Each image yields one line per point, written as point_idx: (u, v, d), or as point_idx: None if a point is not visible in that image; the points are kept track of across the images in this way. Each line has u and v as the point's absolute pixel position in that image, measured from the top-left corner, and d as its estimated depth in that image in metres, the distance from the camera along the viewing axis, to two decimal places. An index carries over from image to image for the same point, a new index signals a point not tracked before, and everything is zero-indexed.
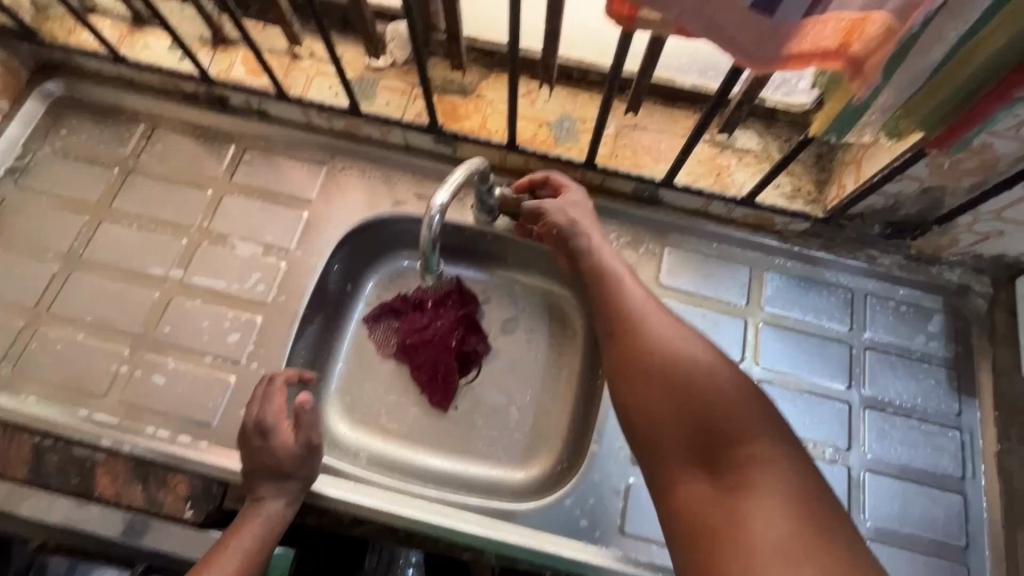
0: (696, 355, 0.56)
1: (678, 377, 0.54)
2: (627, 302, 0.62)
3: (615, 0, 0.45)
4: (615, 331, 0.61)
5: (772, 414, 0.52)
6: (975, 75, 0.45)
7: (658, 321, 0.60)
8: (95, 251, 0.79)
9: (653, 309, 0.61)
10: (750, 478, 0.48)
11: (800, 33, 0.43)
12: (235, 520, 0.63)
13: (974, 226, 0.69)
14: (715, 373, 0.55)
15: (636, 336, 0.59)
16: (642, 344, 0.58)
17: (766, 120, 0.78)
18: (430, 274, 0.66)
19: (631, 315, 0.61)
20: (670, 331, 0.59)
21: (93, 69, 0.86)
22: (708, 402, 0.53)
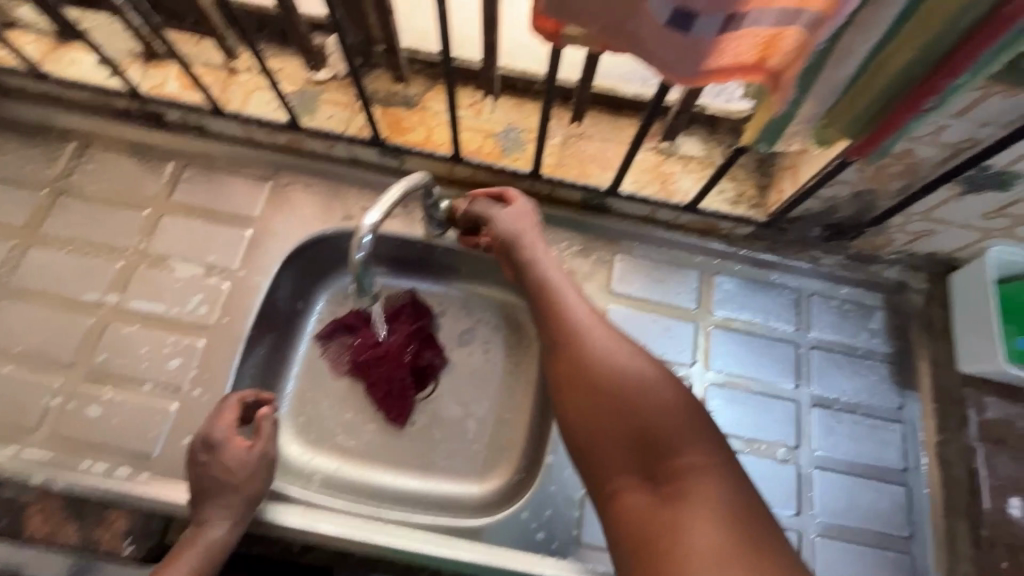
0: (630, 365, 0.56)
1: (617, 391, 0.55)
2: (567, 313, 0.61)
3: (537, 17, 0.45)
4: (555, 345, 0.60)
5: (701, 419, 0.54)
6: (887, 89, 0.46)
7: (597, 332, 0.59)
8: (24, 278, 0.75)
9: (592, 319, 0.61)
10: (685, 488, 0.50)
11: (717, 49, 0.43)
12: (172, 549, 0.60)
13: (906, 226, 0.71)
14: (649, 382, 0.55)
15: (576, 350, 0.58)
16: (582, 359, 0.58)
17: (708, 126, 0.79)
18: (365, 294, 0.64)
19: (571, 329, 0.60)
20: (609, 343, 0.58)
21: (17, 86, 0.82)
22: (646, 416, 0.53)
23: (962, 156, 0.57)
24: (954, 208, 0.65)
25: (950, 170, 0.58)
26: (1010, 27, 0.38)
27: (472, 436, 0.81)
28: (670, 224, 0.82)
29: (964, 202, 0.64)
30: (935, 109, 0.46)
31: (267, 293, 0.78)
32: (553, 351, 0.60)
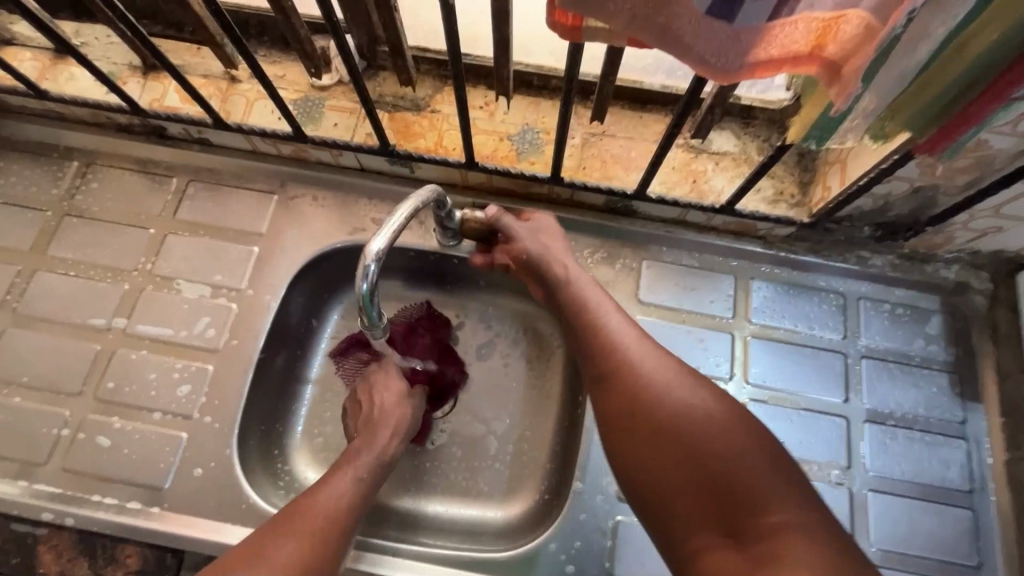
0: (694, 403, 0.52)
1: (681, 428, 0.50)
2: (616, 340, 0.58)
3: (556, 11, 0.39)
4: (606, 377, 0.57)
5: (785, 466, 0.47)
6: (967, 74, 0.40)
7: (652, 362, 0.56)
8: (31, 305, 0.73)
9: (646, 349, 0.57)
10: (780, 545, 0.42)
11: (765, 39, 0.37)
12: (286, 513, 0.57)
13: (971, 223, 0.64)
14: (717, 421, 0.50)
15: (629, 380, 0.55)
16: (637, 390, 0.54)
17: (742, 119, 0.72)
18: (377, 326, 0.59)
19: (622, 356, 0.57)
20: (666, 372, 0.55)
21: (18, 105, 0.80)
22: (715, 453, 0.48)
23: None
24: None
25: None
26: None
27: (494, 456, 0.77)
28: (702, 226, 0.76)
29: None
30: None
31: (278, 312, 0.74)
32: (605, 381, 0.57)
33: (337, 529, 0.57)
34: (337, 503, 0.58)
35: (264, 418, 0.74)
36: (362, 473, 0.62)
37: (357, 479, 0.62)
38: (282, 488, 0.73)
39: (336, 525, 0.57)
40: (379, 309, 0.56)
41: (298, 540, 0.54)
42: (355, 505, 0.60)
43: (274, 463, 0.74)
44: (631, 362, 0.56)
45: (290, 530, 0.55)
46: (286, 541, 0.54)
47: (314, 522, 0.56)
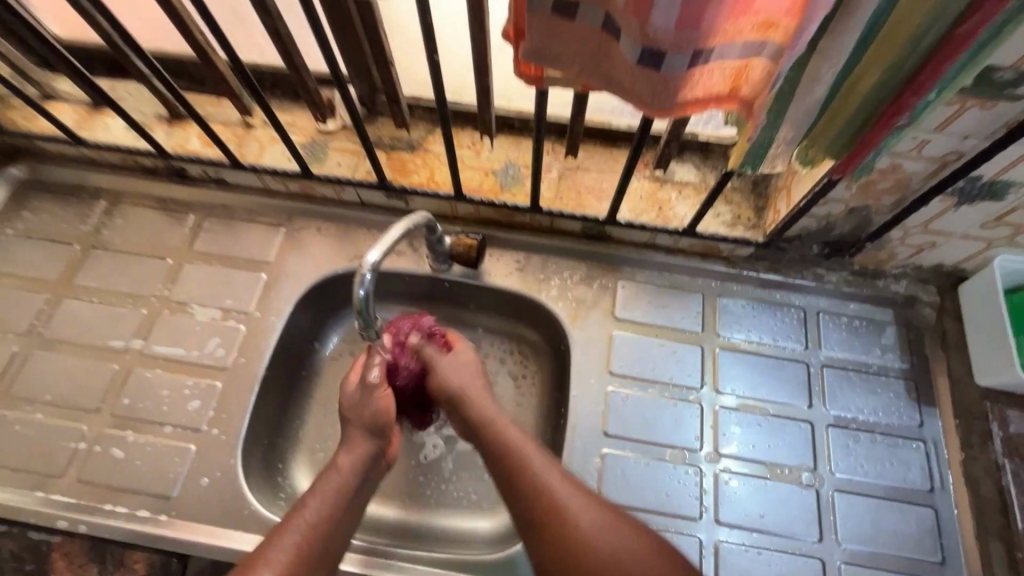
0: (625, 545, 0.59)
1: (617, 573, 0.57)
2: (548, 486, 0.61)
3: (521, 64, 0.48)
4: (542, 526, 0.60)
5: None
6: (862, 109, 0.48)
7: (586, 514, 0.60)
8: (55, 329, 0.79)
9: (579, 499, 0.61)
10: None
11: (691, 83, 0.45)
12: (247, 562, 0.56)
13: (907, 239, 0.71)
14: (646, 558, 0.58)
15: (566, 534, 0.59)
16: (574, 552, 0.58)
17: (701, 152, 0.81)
18: (370, 330, 0.64)
19: (556, 506, 0.60)
20: (598, 525, 0.60)
21: (54, 152, 0.89)
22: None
23: (949, 168, 0.58)
24: (952, 219, 0.66)
25: (938, 183, 0.59)
26: (969, 42, 0.40)
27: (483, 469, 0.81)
28: (670, 249, 0.84)
29: (960, 213, 0.64)
30: (910, 123, 0.48)
31: (282, 333, 0.81)
32: (541, 536, 0.60)
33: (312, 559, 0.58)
34: (309, 532, 0.59)
35: (266, 432, 0.79)
36: (334, 499, 0.61)
37: (331, 504, 0.61)
38: (282, 499, 0.76)
39: (313, 555, 0.58)
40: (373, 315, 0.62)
41: (275, 573, 0.55)
42: (331, 532, 0.60)
43: (275, 476, 0.78)
44: (562, 511, 0.60)
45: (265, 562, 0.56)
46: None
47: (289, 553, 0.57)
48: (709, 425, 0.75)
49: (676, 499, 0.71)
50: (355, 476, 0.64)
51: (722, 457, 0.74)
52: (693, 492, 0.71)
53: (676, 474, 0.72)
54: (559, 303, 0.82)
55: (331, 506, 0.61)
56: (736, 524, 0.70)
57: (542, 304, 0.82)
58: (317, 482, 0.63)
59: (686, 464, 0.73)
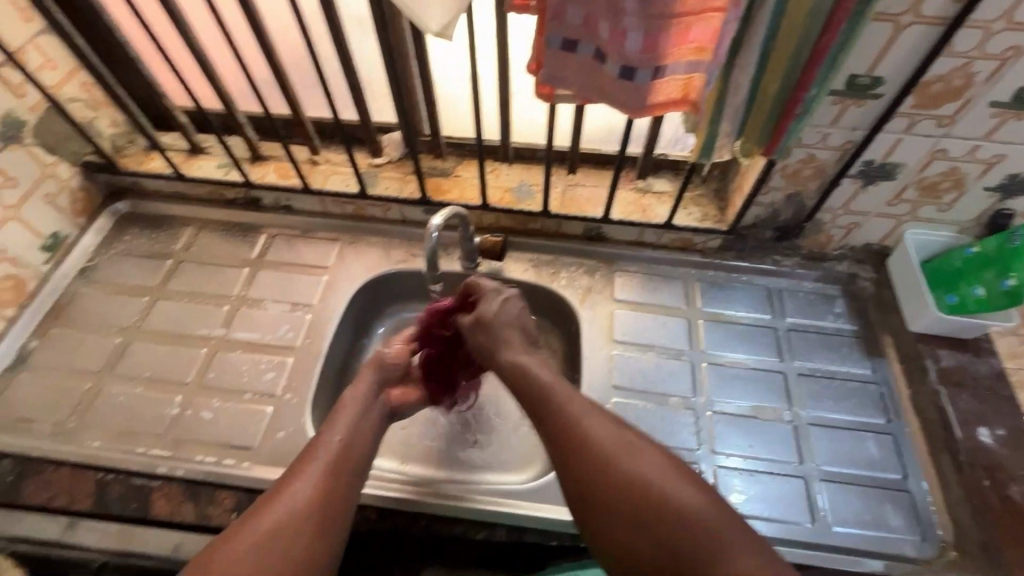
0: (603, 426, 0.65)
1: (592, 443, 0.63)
2: (563, 408, 0.67)
3: (539, 87, 0.71)
4: (561, 443, 0.64)
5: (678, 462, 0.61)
6: (772, 106, 0.70)
7: (599, 428, 0.64)
8: (151, 322, 0.96)
9: (591, 418, 0.66)
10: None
11: (654, 90, 0.67)
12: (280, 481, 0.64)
13: (837, 221, 0.92)
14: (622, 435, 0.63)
15: (582, 446, 0.63)
16: (589, 463, 0.61)
17: (673, 170, 1.03)
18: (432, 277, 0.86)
19: (571, 424, 0.65)
20: (609, 437, 0.63)
21: (154, 190, 1.10)
22: (658, 501, 0.57)
23: (849, 155, 0.80)
24: (865, 199, 0.87)
25: (844, 166, 0.81)
26: (826, 53, 0.64)
27: (511, 430, 0.95)
28: (655, 245, 1.03)
29: (869, 193, 0.85)
30: (805, 112, 0.70)
31: (340, 320, 0.97)
32: (562, 456, 0.64)
33: (343, 468, 0.66)
34: (335, 449, 0.67)
35: (326, 404, 0.93)
36: (349, 427, 0.71)
37: (348, 428, 0.71)
38: None
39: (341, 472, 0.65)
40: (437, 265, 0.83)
41: (310, 481, 0.63)
42: (355, 447, 0.69)
43: None
44: (575, 425, 0.65)
45: (300, 476, 0.63)
46: (300, 484, 0.62)
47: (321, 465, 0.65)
48: (700, 378, 0.90)
49: (677, 435, 0.85)
50: (362, 408, 0.74)
51: (713, 403, 0.88)
52: (690, 429, 0.85)
53: (675, 417, 0.86)
54: (568, 290, 1.00)
55: (347, 428, 0.71)
56: (729, 453, 0.83)
57: (555, 292, 1.00)
58: (331, 418, 0.73)
59: (684, 409, 0.87)
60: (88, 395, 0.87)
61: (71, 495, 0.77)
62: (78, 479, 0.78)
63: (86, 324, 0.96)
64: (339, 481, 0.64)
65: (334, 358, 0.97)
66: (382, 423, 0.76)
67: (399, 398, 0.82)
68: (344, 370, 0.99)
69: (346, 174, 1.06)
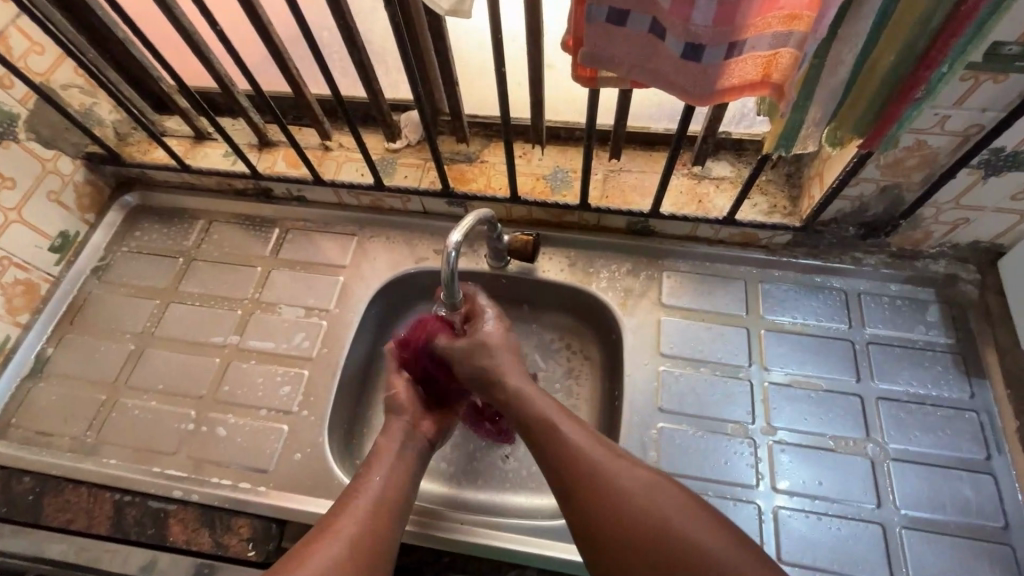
0: (610, 465, 0.60)
1: (599, 481, 0.59)
2: (565, 442, 0.63)
3: (577, 68, 0.57)
4: (567, 481, 0.61)
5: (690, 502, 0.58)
6: (881, 89, 0.55)
7: (616, 468, 0.60)
8: (165, 328, 0.91)
9: (601, 455, 0.61)
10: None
11: (727, 71, 0.53)
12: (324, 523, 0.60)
13: (940, 216, 0.76)
14: (628, 474, 0.59)
15: (590, 484, 0.59)
16: (606, 510, 0.58)
17: (735, 150, 0.88)
18: (450, 301, 0.74)
19: (575, 458, 0.61)
20: (625, 477, 0.59)
21: (161, 180, 1.02)
22: (682, 552, 0.53)
23: (971, 142, 0.64)
24: (982, 192, 0.70)
25: (963, 155, 0.65)
26: (970, 21, 0.48)
27: None
28: (710, 240, 0.89)
29: (989, 186, 0.69)
30: (927, 97, 0.54)
31: (358, 326, 0.90)
32: (572, 497, 0.60)
33: (382, 516, 0.62)
34: (374, 495, 0.63)
35: (346, 418, 0.87)
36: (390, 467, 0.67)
37: (388, 470, 0.67)
38: None
39: (384, 512, 0.62)
40: (457, 288, 0.71)
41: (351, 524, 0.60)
42: (396, 491, 0.65)
43: (353, 459, 0.85)
44: (584, 461, 0.61)
45: (344, 517, 0.60)
46: (343, 526, 0.59)
47: (358, 513, 0.61)
48: (760, 401, 0.79)
49: (732, 468, 0.75)
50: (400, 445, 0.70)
51: (774, 430, 0.77)
52: (747, 461, 0.75)
53: (730, 445, 0.76)
54: (608, 293, 0.88)
55: (392, 471, 0.67)
56: (791, 491, 0.73)
57: (593, 294, 0.89)
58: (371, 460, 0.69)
59: (741, 437, 0.77)
60: (105, 407, 0.84)
61: (91, 517, 0.75)
62: (97, 500, 0.76)
63: (99, 329, 0.92)
64: (378, 529, 0.60)
65: (354, 366, 0.90)
66: (423, 459, 0.72)
67: (432, 429, 0.75)
68: (365, 378, 0.92)
69: (360, 161, 0.96)
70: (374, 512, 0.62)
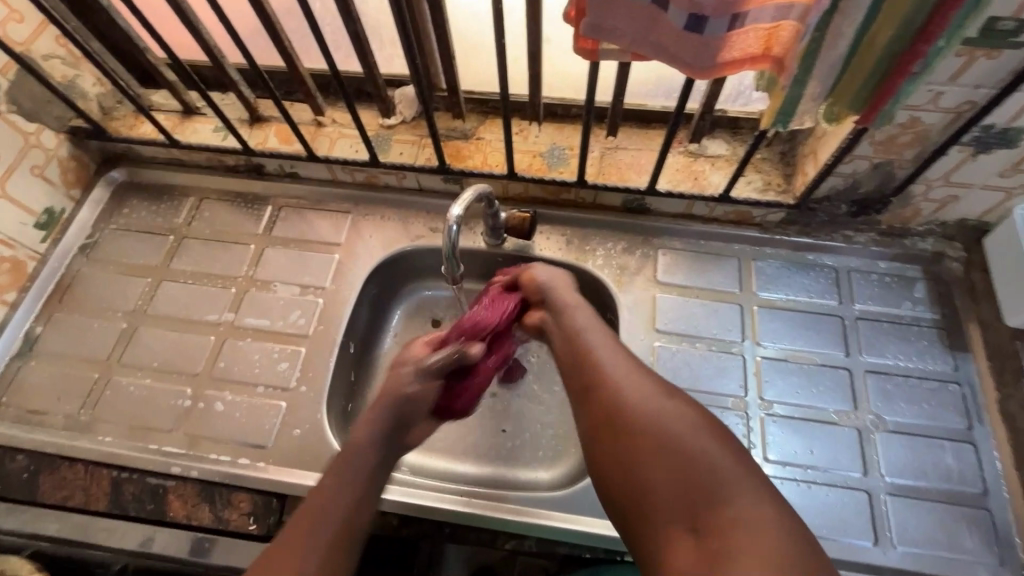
0: (626, 385, 0.60)
1: (618, 399, 0.59)
2: (599, 361, 0.63)
3: (579, 40, 0.57)
4: (586, 394, 0.62)
5: (702, 421, 0.57)
6: (880, 61, 0.55)
7: (636, 390, 0.60)
8: (157, 306, 0.90)
9: (629, 374, 0.62)
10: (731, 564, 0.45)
11: (728, 44, 0.54)
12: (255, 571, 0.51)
13: (930, 194, 0.78)
14: (643, 394, 0.59)
15: (608, 398, 0.60)
16: (621, 425, 0.58)
17: (731, 128, 0.88)
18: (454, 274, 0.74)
19: (599, 373, 0.62)
20: (644, 397, 0.59)
21: (149, 156, 1.00)
22: (692, 468, 0.52)
23: (964, 118, 0.65)
24: (971, 169, 0.72)
25: (955, 132, 0.66)
26: None
27: (538, 421, 0.88)
28: (705, 218, 0.90)
29: (979, 162, 0.70)
30: (923, 72, 0.55)
31: (355, 304, 0.90)
32: (594, 413, 0.60)
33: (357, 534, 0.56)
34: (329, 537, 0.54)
35: (343, 395, 0.87)
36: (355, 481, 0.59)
37: (347, 500, 0.57)
38: None
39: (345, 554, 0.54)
40: (458, 262, 0.72)
41: None
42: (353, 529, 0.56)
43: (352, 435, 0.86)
44: (605, 378, 0.62)
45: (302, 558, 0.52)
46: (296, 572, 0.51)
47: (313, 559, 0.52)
48: (753, 374, 0.81)
49: None
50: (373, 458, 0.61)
51: (765, 402, 0.79)
52: (740, 432, 0.77)
53: (723, 418, 0.78)
54: (604, 270, 0.89)
55: (354, 489, 0.58)
56: (780, 460, 0.75)
57: (589, 272, 0.89)
58: (328, 478, 0.59)
59: (734, 410, 0.79)
60: (98, 385, 0.84)
61: (88, 494, 0.75)
62: (93, 476, 0.76)
63: (89, 306, 0.90)
64: (347, 554, 0.54)
65: (350, 345, 0.90)
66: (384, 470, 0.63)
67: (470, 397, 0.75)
68: (361, 356, 0.92)
69: (354, 138, 0.95)
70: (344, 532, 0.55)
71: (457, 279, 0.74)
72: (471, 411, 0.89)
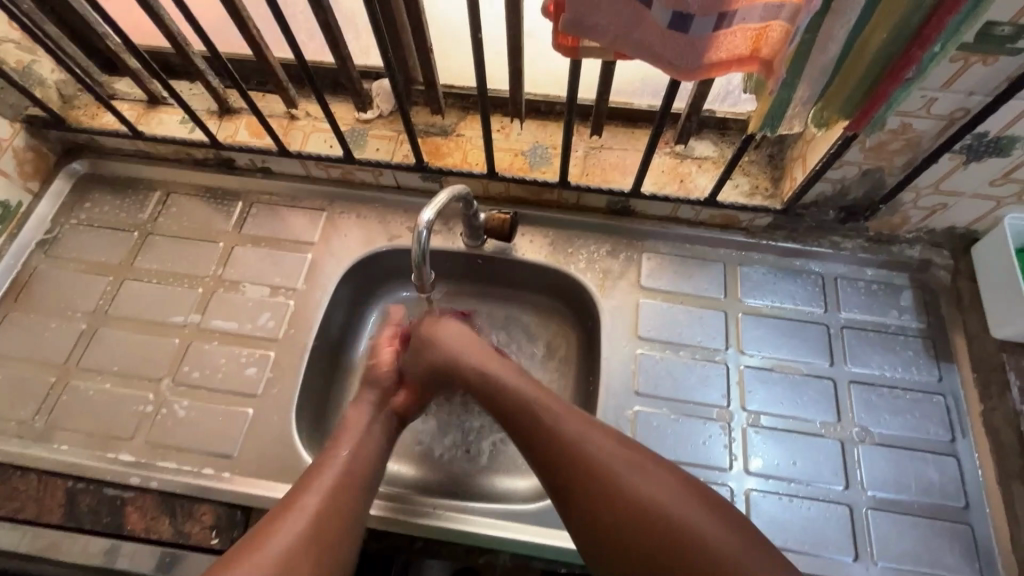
0: (593, 454, 0.60)
1: (589, 470, 0.59)
2: (556, 427, 0.62)
3: (559, 36, 0.54)
4: (552, 464, 0.61)
5: (667, 474, 0.59)
6: (872, 65, 0.53)
7: (602, 454, 0.60)
8: (119, 307, 0.86)
9: (590, 436, 0.62)
10: None
11: (715, 44, 0.51)
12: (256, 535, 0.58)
13: (919, 201, 0.76)
14: (606, 460, 0.60)
15: (582, 468, 0.60)
16: (599, 498, 0.58)
17: (719, 129, 0.86)
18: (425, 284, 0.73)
19: (562, 439, 0.61)
20: (611, 459, 0.60)
21: (112, 147, 0.95)
22: (674, 533, 0.54)
23: (956, 126, 0.63)
24: (962, 178, 0.70)
25: (947, 139, 0.64)
26: None
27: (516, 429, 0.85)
28: (691, 222, 0.88)
29: (970, 171, 0.68)
30: (917, 77, 0.53)
31: (328, 306, 0.86)
32: (565, 482, 0.60)
33: (354, 482, 0.65)
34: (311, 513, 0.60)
35: (315, 400, 0.84)
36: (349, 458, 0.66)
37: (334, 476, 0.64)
38: None
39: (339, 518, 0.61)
40: (429, 268, 0.70)
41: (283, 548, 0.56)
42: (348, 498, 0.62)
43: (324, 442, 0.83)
44: (574, 447, 0.61)
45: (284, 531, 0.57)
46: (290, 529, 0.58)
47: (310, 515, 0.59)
48: (735, 384, 0.79)
49: (708, 450, 0.75)
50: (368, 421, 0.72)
51: (748, 413, 0.77)
52: (722, 443, 0.75)
53: (705, 429, 0.76)
54: (587, 275, 0.86)
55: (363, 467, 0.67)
56: (761, 472, 0.74)
57: (571, 276, 0.86)
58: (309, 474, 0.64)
59: (716, 420, 0.77)
60: (55, 390, 0.80)
61: (41, 506, 0.71)
62: (47, 487, 0.73)
63: (46, 306, 0.86)
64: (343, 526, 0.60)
65: (323, 348, 0.86)
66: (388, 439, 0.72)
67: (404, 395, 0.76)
68: (334, 360, 0.89)
69: (328, 132, 0.91)
70: (316, 533, 0.58)
71: (428, 287, 0.73)
72: (449, 417, 0.86)
